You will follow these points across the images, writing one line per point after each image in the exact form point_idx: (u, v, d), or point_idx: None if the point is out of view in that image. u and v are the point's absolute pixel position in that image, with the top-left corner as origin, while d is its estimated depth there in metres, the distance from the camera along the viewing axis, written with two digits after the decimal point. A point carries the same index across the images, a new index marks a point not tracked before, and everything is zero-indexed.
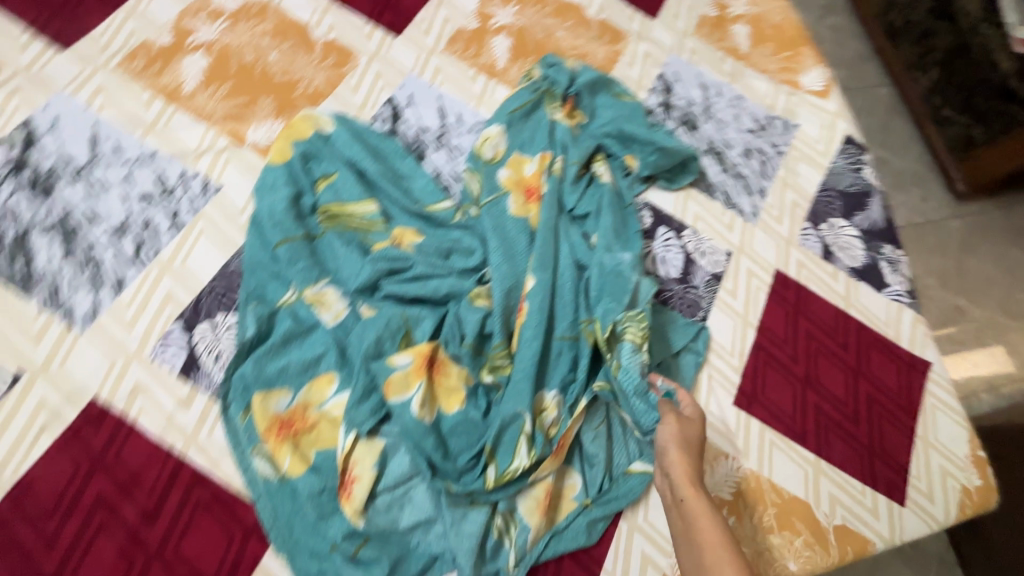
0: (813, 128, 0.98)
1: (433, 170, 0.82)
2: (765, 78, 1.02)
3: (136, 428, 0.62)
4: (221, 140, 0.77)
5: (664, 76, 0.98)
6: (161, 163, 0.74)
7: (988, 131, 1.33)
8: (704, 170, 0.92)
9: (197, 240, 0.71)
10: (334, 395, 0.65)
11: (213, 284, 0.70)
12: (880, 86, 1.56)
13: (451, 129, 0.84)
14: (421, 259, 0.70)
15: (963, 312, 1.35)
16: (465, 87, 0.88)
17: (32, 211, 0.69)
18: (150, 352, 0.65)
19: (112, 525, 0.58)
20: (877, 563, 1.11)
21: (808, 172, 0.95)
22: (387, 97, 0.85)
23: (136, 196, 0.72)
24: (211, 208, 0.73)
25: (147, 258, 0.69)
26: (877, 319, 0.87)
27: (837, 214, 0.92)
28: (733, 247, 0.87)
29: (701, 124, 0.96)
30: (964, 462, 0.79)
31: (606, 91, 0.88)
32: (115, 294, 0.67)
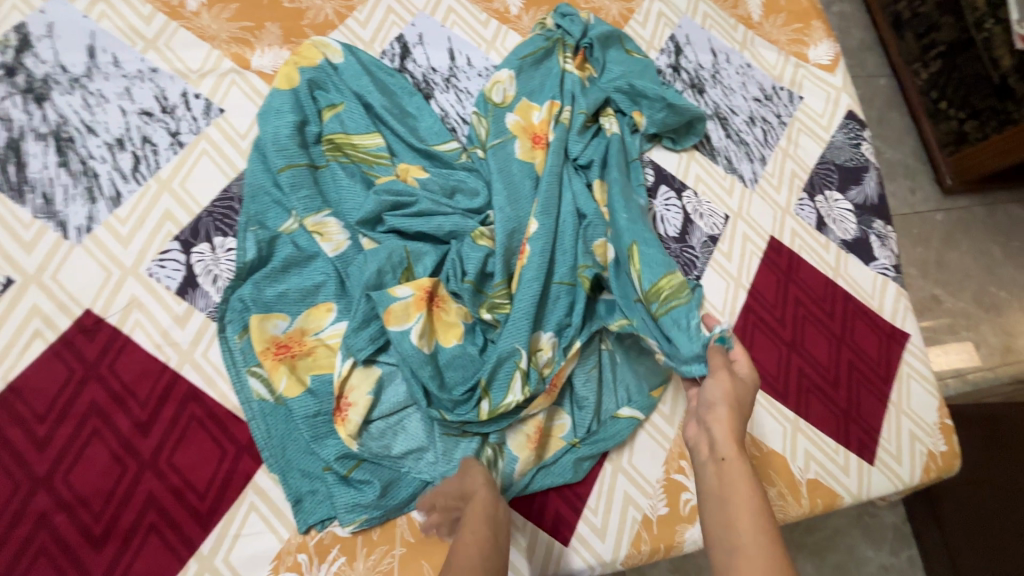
0: (817, 102, 1.00)
1: (440, 111, 0.81)
2: (774, 49, 1.02)
3: (131, 341, 0.62)
4: (224, 62, 0.75)
5: (676, 38, 0.98)
6: (162, 79, 0.72)
7: (981, 127, 1.36)
8: (708, 135, 0.93)
9: (198, 161, 0.70)
10: (332, 324, 0.66)
11: (213, 206, 0.68)
12: (881, 77, 1.58)
13: (460, 72, 0.83)
14: (425, 196, 0.70)
15: (939, 302, 1.39)
16: (477, 30, 0.86)
17: (26, 117, 0.67)
18: (146, 268, 0.64)
19: (105, 432, 0.58)
20: (837, 532, 1.16)
21: (809, 145, 0.96)
22: (397, 34, 0.83)
23: (135, 111, 0.70)
24: (213, 129, 0.71)
25: (145, 175, 0.68)
26: (863, 290, 0.89)
27: (833, 187, 0.94)
28: (731, 212, 0.88)
29: (709, 88, 0.96)
30: (932, 428, 0.83)
31: (617, 47, 0.86)
32: (112, 209, 0.66)
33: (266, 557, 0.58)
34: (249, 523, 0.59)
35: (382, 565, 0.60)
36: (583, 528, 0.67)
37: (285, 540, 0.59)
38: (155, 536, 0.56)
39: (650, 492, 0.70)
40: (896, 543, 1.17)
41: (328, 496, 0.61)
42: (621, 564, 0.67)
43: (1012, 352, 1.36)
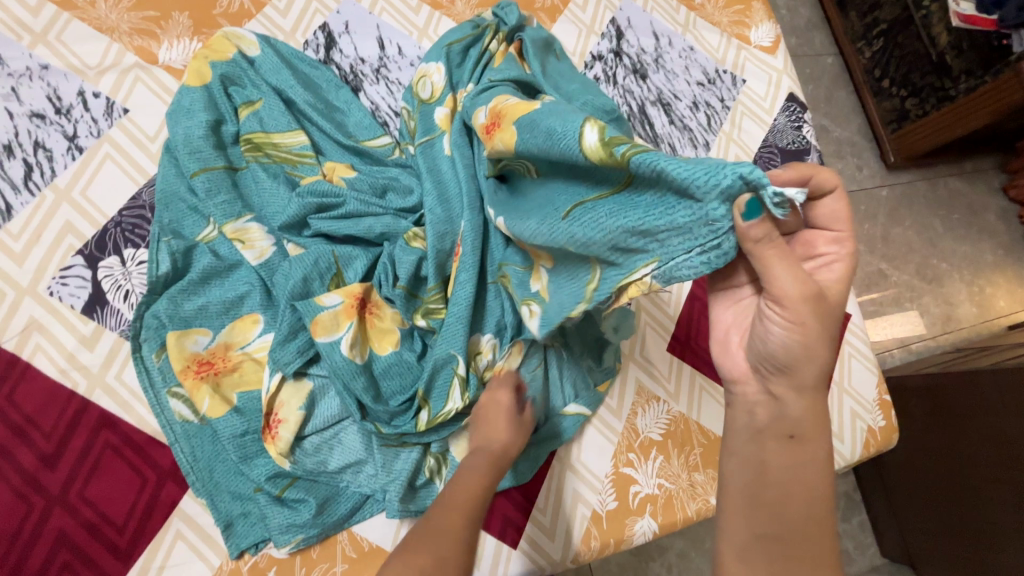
0: (760, 85, 0.99)
1: (370, 105, 0.77)
2: (716, 31, 1.01)
3: (32, 367, 0.57)
4: (127, 56, 0.68)
5: (617, 21, 0.95)
6: (54, 77, 0.65)
7: (920, 104, 1.39)
8: (650, 121, 0.91)
9: (101, 167, 0.64)
10: (259, 336, 0.62)
11: (122, 216, 0.63)
12: (827, 56, 1.59)
13: (390, 62, 0.79)
14: (353, 196, 0.66)
15: (885, 276, 1.43)
16: (407, 17, 0.82)
17: None
18: (46, 287, 0.59)
19: (6, 468, 0.54)
20: None
21: (751, 129, 0.96)
22: (321, 22, 0.78)
23: (24, 113, 0.63)
24: (116, 131, 0.66)
25: (40, 184, 0.62)
26: None
27: (776, 170, 0.95)
28: None
29: (651, 73, 0.94)
30: (872, 405, 0.86)
31: (554, 53, 0.81)
32: (2, 224, 0.60)
33: None
34: (176, 552, 0.56)
35: None
36: (532, 530, 0.67)
37: (216, 567, 0.56)
38: None
39: (599, 488, 0.70)
40: (848, 510, 1.22)
41: (261, 519, 0.58)
42: (572, 561, 0.67)
43: (952, 321, 1.42)
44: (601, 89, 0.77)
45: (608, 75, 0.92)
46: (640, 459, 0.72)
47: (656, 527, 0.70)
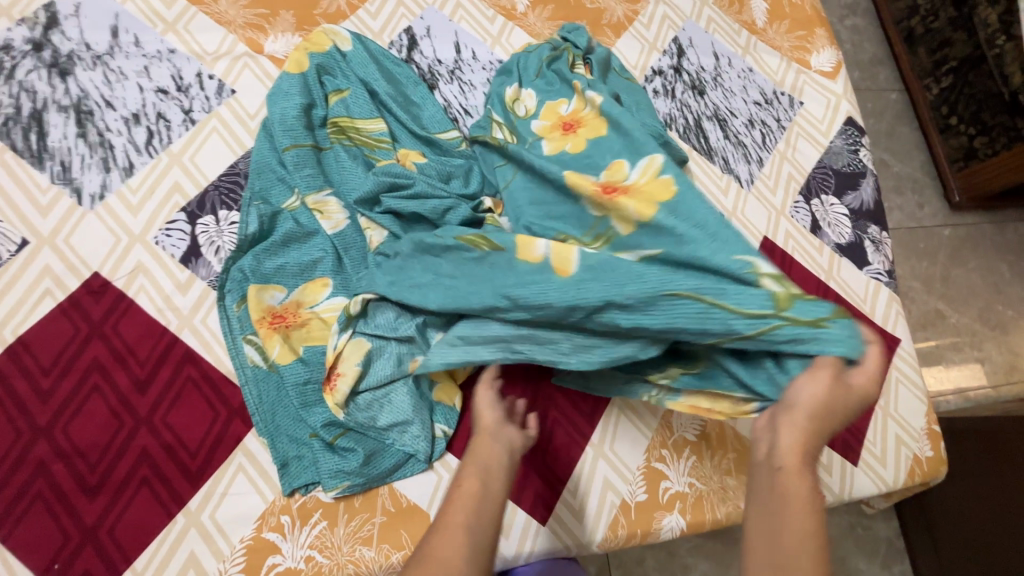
0: (818, 108, 1.01)
1: (443, 101, 0.84)
2: (777, 54, 1.03)
3: (135, 304, 0.65)
4: (239, 46, 0.78)
5: (678, 40, 1.00)
6: (179, 60, 0.75)
7: (991, 143, 1.37)
8: (705, 135, 0.94)
9: (208, 137, 0.73)
10: (327, 298, 0.68)
11: (220, 181, 0.71)
12: (892, 91, 1.58)
13: (465, 64, 0.87)
14: (422, 179, 0.72)
15: (942, 317, 1.38)
16: (483, 26, 0.90)
17: (49, 88, 0.70)
18: (153, 236, 0.68)
19: (104, 388, 0.61)
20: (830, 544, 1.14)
21: (806, 150, 0.97)
22: (406, 26, 0.86)
23: (151, 88, 0.73)
24: (224, 108, 0.75)
25: (158, 149, 0.71)
26: (855, 294, 0.90)
27: (829, 191, 0.95)
28: (725, 211, 0.90)
29: (709, 90, 0.98)
30: (919, 434, 0.83)
31: (617, 75, 0.87)
32: (124, 179, 0.69)
33: (250, 516, 0.60)
34: (236, 482, 0.61)
35: (362, 532, 0.61)
36: (562, 509, 0.69)
37: (269, 501, 0.61)
38: (146, 490, 0.59)
39: (630, 479, 0.71)
40: (889, 556, 1.15)
41: (313, 463, 0.62)
42: (597, 547, 0.69)
43: (1016, 371, 1.35)
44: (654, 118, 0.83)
45: (666, 89, 0.96)
46: (673, 457, 0.73)
47: (683, 525, 0.70)
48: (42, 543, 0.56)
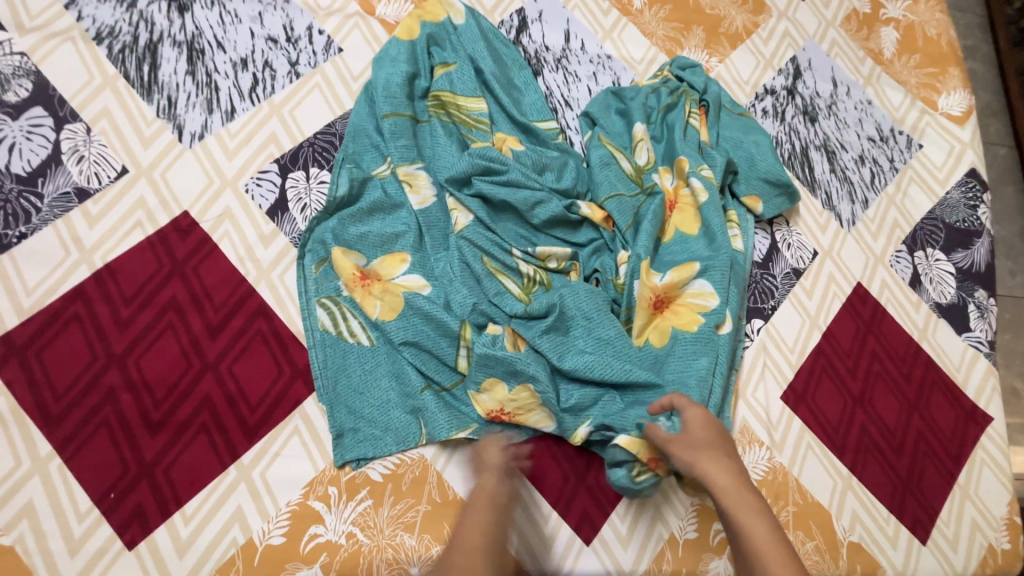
0: (938, 153, 0.93)
1: (545, 90, 0.81)
2: (901, 90, 0.96)
3: (218, 249, 0.65)
4: (352, 5, 0.77)
5: (796, 61, 0.94)
6: (293, 11, 0.74)
7: None
8: (811, 165, 0.88)
9: (310, 93, 0.72)
10: (404, 275, 0.66)
11: (315, 138, 0.70)
12: (999, 146, 1.46)
13: (572, 55, 0.83)
14: (517, 167, 0.70)
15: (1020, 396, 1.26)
16: (596, 18, 0.86)
17: (167, 23, 0.70)
18: (244, 184, 0.67)
19: (178, 328, 0.61)
20: None
21: (918, 197, 0.90)
22: (518, 7, 0.83)
23: (263, 36, 0.72)
24: (329, 66, 0.73)
25: (260, 97, 0.70)
26: (948, 360, 0.83)
27: (936, 246, 0.88)
28: (821, 249, 0.84)
29: (822, 118, 0.91)
30: (999, 523, 0.76)
31: (730, 112, 0.83)
32: (224, 123, 0.68)
33: (299, 481, 0.59)
34: (290, 445, 0.60)
35: (405, 517, 0.60)
36: (608, 531, 0.65)
37: (319, 469, 0.60)
38: (204, 436, 0.59)
39: (683, 514, 0.67)
40: None
41: (370, 438, 0.61)
42: None
43: None
44: (770, 169, 0.79)
45: (776, 110, 0.90)
46: None
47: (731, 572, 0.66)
48: (103, 468, 0.56)
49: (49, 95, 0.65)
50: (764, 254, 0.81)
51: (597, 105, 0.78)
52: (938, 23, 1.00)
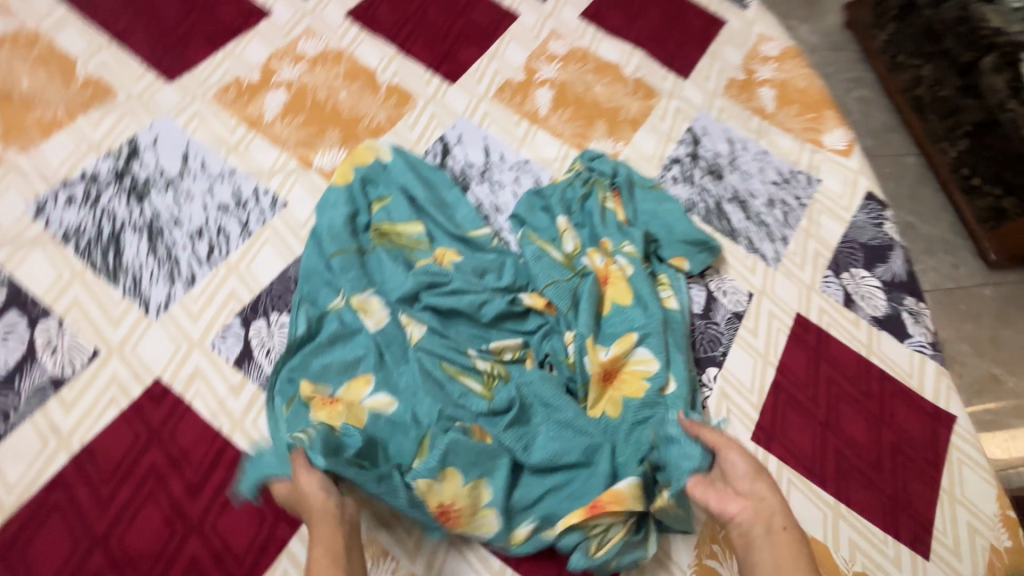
0: (836, 184, 1.03)
1: (475, 201, 0.90)
2: (789, 136, 1.08)
3: (191, 408, 0.68)
4: (291, 163, 0.87)
5: (692, 130, 1.06)
6: (239, 179, 0.84)
7: (1018, 202, 1.53)
8: (727, 217, 0.97)
9: (263, 247, 0.79)
10: (370, 395, 0.70)
11: (272, 286, 0.77)
12: (909, 156, 1.80)
13: (493, 166, 0.94)
14: (459, 276, 0.77)
15: (997, 380, 1.47)
16: (509, 130, 0.98)
17: (127, 212, 0.78)
18: (210, 342, 0.72)
19: (159, 494, 0.63)
20: None
21: (830, 225, 0.99)
22: (439, 135, 0.95)
23: (214, 206, 0.81)
24: (277, 220, 0.82)
25: (218, 259, 0.77)
26: (900, 368, 0.88)
27: (858, 265, 0.96)
28: (754, 289, 0.91)
29: (726, 174, 1.02)
30: (993, 520, 0.77)
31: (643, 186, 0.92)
32: (186, 289, 0.75)
33: None
34: None
35: None
36: None
37: None
38: None
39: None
40: None
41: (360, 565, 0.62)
42: None
43: None
44: (687, 230, 0.87)
45: (685, 176, 1.00)
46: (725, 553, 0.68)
47: None
48: None
49: (22, 298, 0.71)
50: (703, 305, 0.87)
51: (523, 205, 0.87)
52: (805, 76, 1.15)
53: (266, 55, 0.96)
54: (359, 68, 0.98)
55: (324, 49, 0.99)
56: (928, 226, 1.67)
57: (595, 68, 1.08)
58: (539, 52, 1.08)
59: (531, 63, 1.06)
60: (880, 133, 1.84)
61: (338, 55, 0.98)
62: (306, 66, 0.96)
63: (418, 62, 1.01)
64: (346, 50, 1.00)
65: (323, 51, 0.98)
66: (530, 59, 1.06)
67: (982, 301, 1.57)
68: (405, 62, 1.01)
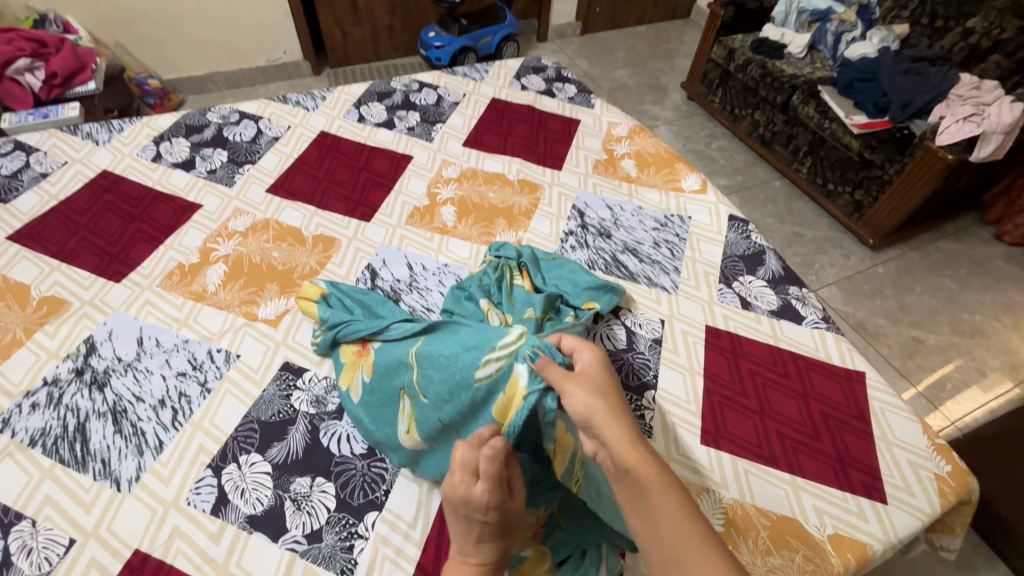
0: (703, 216, 1.24)
1: (408, 309, 1.02)
2: (655, 190, 1.30)
3: (174, 568, 0.70)
4: (238, 320, 0.97)
5: (576, 206, 1.26)
6: (193, 346, 0.93)
7: (868, 194, 1.82)
8: (624, 265, 1.13)
9: (224, 398, 0.86)
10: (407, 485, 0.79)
11: (237, 431, 0.83)
12: (774, 180, 2.11)
13: (418, 276, 1.07)
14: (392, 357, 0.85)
15: (920, 340, 1.63)
16: (425, 245, 1.14)
17: (90, 403, 0.84)
18: (185, 499, 0.76)
19: None
20: None
21: (710, 248, 1.17)
22: (366, 264, 1.09)
23: (173, 375, 0.89)
24: (233, 371, 0.90)
25: (182, 421, 0.83)
26: (806, 346, 1.00)
27: (743, 272, 1.13)
28: (664, 315, 1.04)
29: (614, 231, 1.20)
30: (928, 452, 0.86)
31: (546, 260, 1.08)
32: (155, 457, 0.79)
33: None
34: None
35: None
36: None
37: None
38: None
39: None
40: None
41: None
42: None
43: (988, 370, 1.56)
44: (587, 281, 1.02)
45: (581, 242, 1.17)
46: None
47: None
48: None
49: None
50: (627, 339, 0.99)
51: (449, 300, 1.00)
52: (653, 144, 1.42)
53: (202, 239, 1.10)
54: (285, 229, 1.14)
55: (252, 222, 1.15)
56: (812, 231, 1.93)
57: (485, 179, 1.30)
58: (437, 179, 1.28)
59: (432, 189, 1.26)
60: (746, 169, 2.16)
61: (266, 224, 1.14)
62: (239, 239, 1.11)
63: (335, 211, 1.19)
64: (271, 218, 1.16)
65: (251, 224, 1.14)
66: (430, 186, 1.26)
67: (879, 279, 1.78)
68: (325, 215, 1.18)
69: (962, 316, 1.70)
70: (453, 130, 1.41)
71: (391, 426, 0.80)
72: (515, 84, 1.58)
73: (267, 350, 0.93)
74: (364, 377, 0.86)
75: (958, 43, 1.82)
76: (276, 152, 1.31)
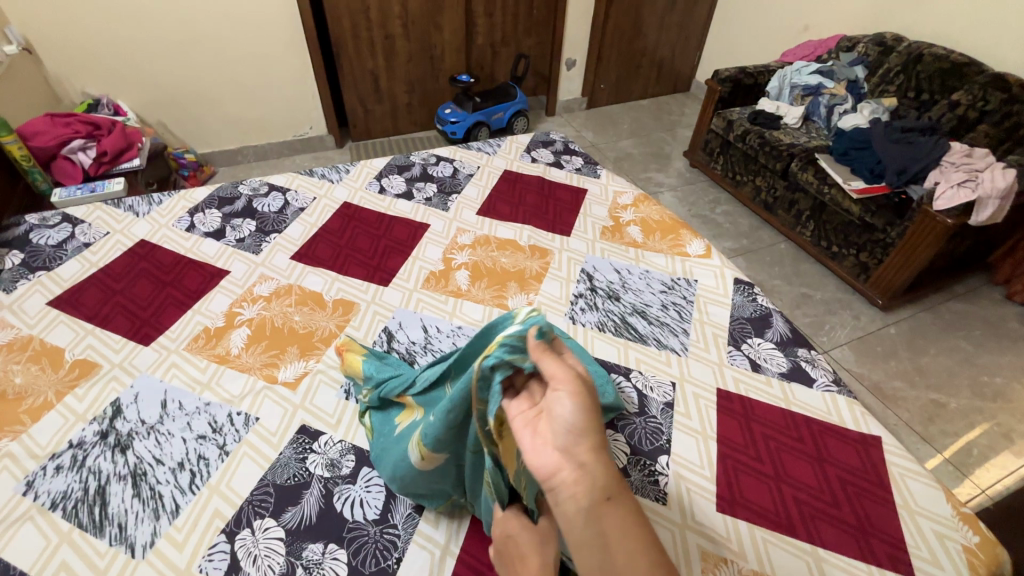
0: (709, 279, 1.28)
1: None
2: (662, 255, 1.35)
3: None
4: (259, 383, 1.00)
5: (585, 269, 1.30)
6: (214, 408, 0.95)
7: (872, 255, 1.85)
8: (634, 327, 1.16)
9: (241, 462, 0.88)
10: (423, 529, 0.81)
11: (252, 495, 0.83)
12: (779, 243, 2.17)
13: (433, 338, 1.11)
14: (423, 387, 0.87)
15: (941, 404, 1.59)
16: (440, 308, 1.18)
17: (112, 465, 0.86)
18: (197, 566, 0.75)
19: None
20: None
21: (717, 310, 1.20)
22: (383, 326, 1.13)
23: (193, 438, 0.91)
24: (251, 434, 0.92)
25: (200, 485, 0.85)
26: (819, 410, 1.00)
27: (751, 334, 1.14)
28: (675, 378, 1.05)
29: (623, 294, 1.24)
30: (953, 521, 0.84)
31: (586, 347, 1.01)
32: (170, 521, 0.80)
33: None
34: None
35: None
36: None
37: None
38: None
39: None
40: None
41: None
42: None
43: (1015, 435, 1.52)
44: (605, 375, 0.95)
45: (591, 305, 1.21)
46: None
47: None
48: None
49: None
50: (639, 403, 1.00)
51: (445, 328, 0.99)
52: (657, 212, 1.48)
53: (228, 304, 1.16)
54: (307, 293, 1.19)
55: (276, 287, 1.21)
56: (820, 292, 1.95)
57: (497, 245, 1.36)
58: (451, 246, 1.35)
59: (447, 255, 1.32)
60: (750, 232, 2.23)
61: (289, 289, 1.20)
62: (263, 303, 1.16)
63: (355, 277, 1.25)
64: (294, 283, 1.22)
65: (275, 289, 1.20)
66: (446, 252, 1.33)
67: (892, 340, 1.78)
68: (345, 280, 1.24)
69: (982, 378, 1.67)
70: (468, 200, 1.50)
71: (404, 456, 0.79)
72: (526, 156, 1.69)
73: (286, 413, 0.95)
74: (418, 416, 0.86)
75: (945, 114, 1.93)
76: (302, 221, 1.40)
